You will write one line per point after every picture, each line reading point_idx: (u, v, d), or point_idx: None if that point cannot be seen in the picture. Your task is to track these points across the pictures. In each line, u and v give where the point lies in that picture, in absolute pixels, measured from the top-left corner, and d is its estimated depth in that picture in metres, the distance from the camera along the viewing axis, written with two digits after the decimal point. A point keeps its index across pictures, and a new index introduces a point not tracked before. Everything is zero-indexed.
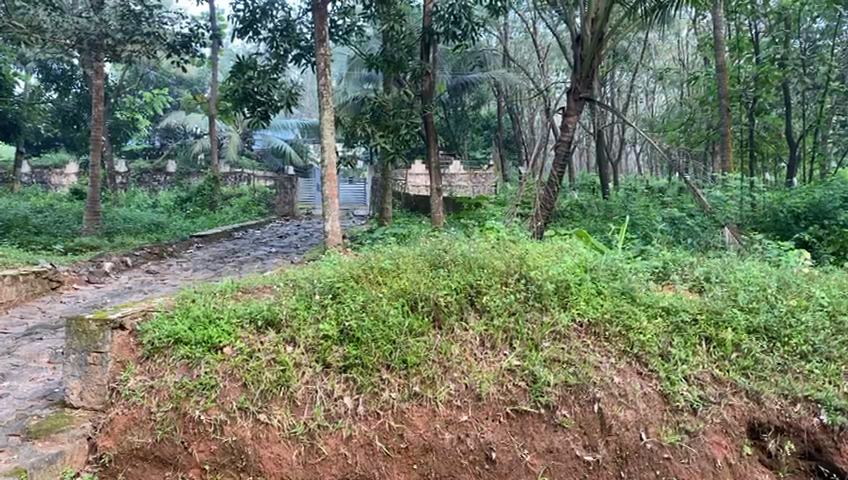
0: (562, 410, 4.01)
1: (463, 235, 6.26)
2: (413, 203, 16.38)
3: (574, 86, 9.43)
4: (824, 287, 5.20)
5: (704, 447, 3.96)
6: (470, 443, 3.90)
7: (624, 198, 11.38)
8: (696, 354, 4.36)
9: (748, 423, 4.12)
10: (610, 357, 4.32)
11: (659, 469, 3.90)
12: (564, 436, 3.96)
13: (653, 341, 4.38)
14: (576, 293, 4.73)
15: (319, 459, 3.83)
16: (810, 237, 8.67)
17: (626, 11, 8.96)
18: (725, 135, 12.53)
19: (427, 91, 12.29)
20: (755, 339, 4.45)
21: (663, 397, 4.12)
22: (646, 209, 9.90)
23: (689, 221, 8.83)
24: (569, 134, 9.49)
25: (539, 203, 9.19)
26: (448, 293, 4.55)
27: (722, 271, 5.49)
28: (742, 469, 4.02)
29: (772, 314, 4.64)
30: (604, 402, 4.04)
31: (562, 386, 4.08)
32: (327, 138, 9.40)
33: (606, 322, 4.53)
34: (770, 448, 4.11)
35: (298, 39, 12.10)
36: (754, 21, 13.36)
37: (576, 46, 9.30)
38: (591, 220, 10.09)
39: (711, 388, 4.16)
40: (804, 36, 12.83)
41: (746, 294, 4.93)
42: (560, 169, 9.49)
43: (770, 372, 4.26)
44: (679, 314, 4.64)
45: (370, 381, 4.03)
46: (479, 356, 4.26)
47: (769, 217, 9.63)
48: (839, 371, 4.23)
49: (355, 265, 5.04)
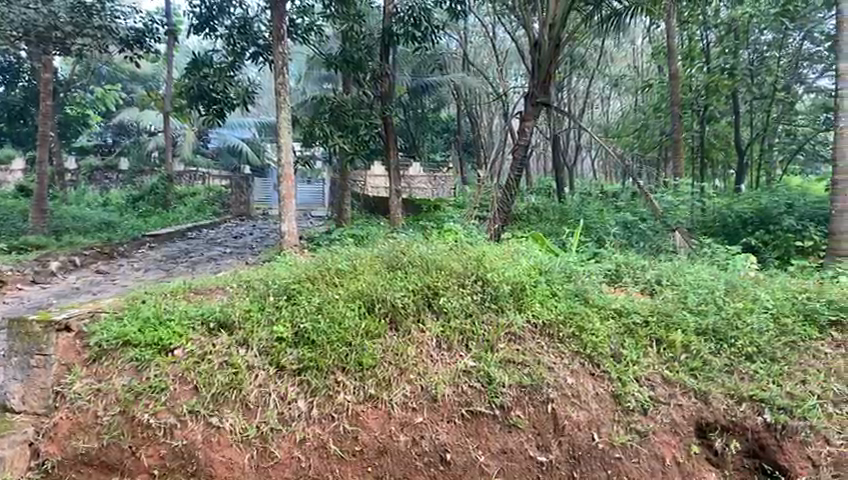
0: (516, 410, 4.05)
1: (420, 237, 6.25)
2: (372, 205, 16.33)
3: (532, 91, 9.51)
4: (769, 290, 5.39)
5: (653, 447, 4.04)
6: (425, 444, 3.90)
7: (579, 202, 11.54)
8: (647, 355, 4.47)
9: (696, 423, 4.22)
10: (564, 358, 4.38)
11: (611, 469, 3.96)
12: (518, 437, 3.99)
13: (605, 342, 4.47)
14: (531, 295, 4.78)
15: (272, 463, 3.76)
16: (756, 242, 8.96)
17: (583, 18, 9.13)
18: (677, 141, 12.84)
19: (386, 93, 12.36)
20: (703, 340, 4.59)
21: (614, 398, 4.20)
22: (600, 213, 10.05)
23: (641, 225, 9.01)
24: (527, 138, 9.56)
25: (496, 206, 9.23)
26: (405, 295, 4.54)
27: (673, 274, 5.62)
28: (690, 468, 4.11)
29: (720, 316, 4.81)
30: (558, 402, 4.10)
31: (517, 387, 4.12)
32: (284, 137, 9.26)
33: (560, 324, 4.60)
34: (716, 447, 4.21)
35: (255, 37, 11.88)
36: (706, 30, 13.77)
37: (534, 51, 9.37)
38: (547, 223, 10.19)
39: (661, 388, 4.27)
40: (752, 48, 12.94)
41: (696, 297, 5.06)
42: (517, 174, 9.56)
43: (717, 373, 4.40)
44: (631, 315, 4.74)
45: (324, 384, 4.00)
46: (435, 357, 4.26)
47: (718, 222, 9.90)
48: (782, 370, 4.42)
49: (311, 267, 4.99)
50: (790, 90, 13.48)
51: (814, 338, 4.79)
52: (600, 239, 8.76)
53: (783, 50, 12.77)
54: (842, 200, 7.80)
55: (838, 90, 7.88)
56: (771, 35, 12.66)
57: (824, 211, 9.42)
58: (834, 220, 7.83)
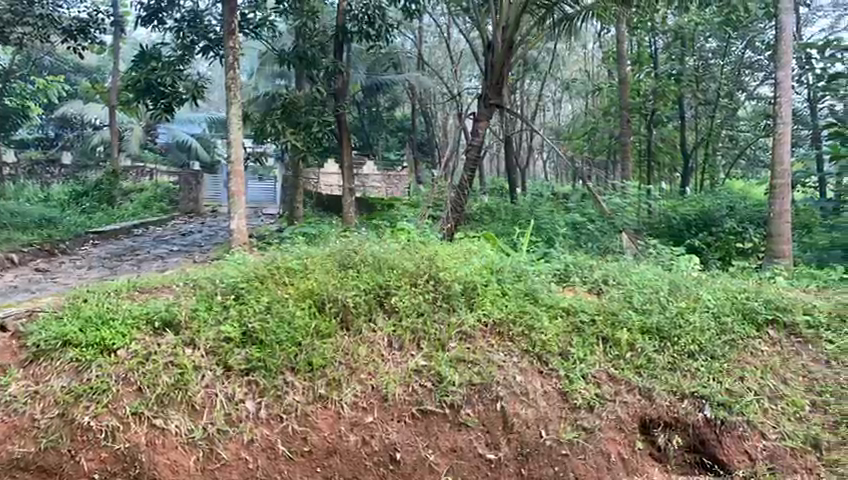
0: (466, 409, 4.08)
1: (373, 236, 6.23)
2: (325, 203, 16.21)
3: (485, 92, 9.56)
4: (710, 289, 5.56)
5: (599, 443, 4.14)
6: (375, 444, 3.88)
7: (531, 203, 11.69)
8: (594, 353, 4.58)
9: (640, 419, 4.34)
10: (513, 356, 4.44)
11: (558, 466, 4.03)
12: (468, 435, 4.02)
13: (554, 341, 4.56)
14: (482, 294, 4.82)
15: (219, 465, 3.68)
16: (700, 243, 9.28)
17: (536, 21, 9.24)
18: (626, 145, 13.16)
19: (340, 90, 12.22)
20: (648, 339, 4.74)
21: (562, 395, 4.30)
22: (550, 214, 10.20)
23: (589, 226, 9.20)
24: (480, 139, 9.62)
25: (450, 205, 9.22)
26: (356, 294, 4.52)
27: (619, 274, 5.75)
28: (634, 463, 4.20)
29: (664, 315, 4.94)
30: (507, 400, 4.15)
31: (468, 385, 4.15)
32: (234, 133, 9.08)
33: (510, 322, 4.65)
34: (659, 442, 4.34)
35: (206, 31, 11.52)
36: (654, 37, 13.87)
37: (488, 53, 9.49)
38: (500, 223, 10.29)
39: (606, 385, 4.40)
40: (698, 55, 13.36)
41: (642, 296, 5.19)
42: (470, 173, 9.62)
43: (661, 370, 4.55)
44: (579, 314, 4.83)
45: (273, 384, 3.96)
46: (386, 357, 4.26)
47: (663, 223, 10.06)
48: (722, 368, 4.62)
49: (261, 266, 4.92)
50: (734, 97, 14.14)
51: (751, 336, 5.03)
52: (550, 239, 8.89)
53: (727, 57, 13.38)
54: (780, 204, 8.13)
55: (776, 98, 8.17)
56: (716, 43, 13.26)
57: (762, 214, 9.82)
58: (772, 222, 8.14)
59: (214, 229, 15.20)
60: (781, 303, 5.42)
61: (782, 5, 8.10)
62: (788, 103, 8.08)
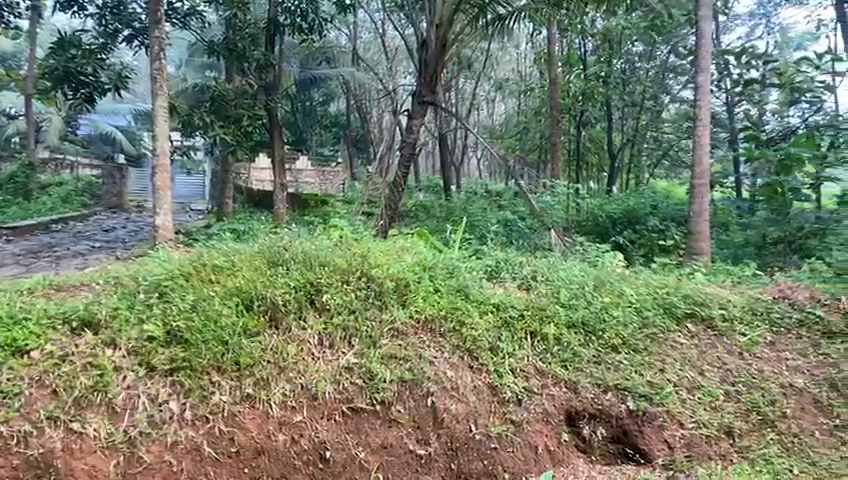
0: (397, 406, 4.09)
1: (304, 233, 6.15)
2: (256, 199, 15.88)
3: (419, 90, 9.57)
4: (633, 285, 5.77)
5: (527, 436, 4.24)
6: (304, 443, 3.84)
7: (464, 201, 11.78)
8: (522, 348, 4.71)
9: (566, 411, 4.50)
10: (444, 352, 4.49)
11: (487, 459, 4.08)
12: (398, 432, 4.03)
13: (484, 336, 4.65)
14: (415, 291, 4.83)
15: (141, 468, 3.51)
16: (625, 240, 9.65)
17: (469, 20, 9.18)
18: (555, 144, 13.48)
19: (272, 84, 12.03)
20: (573, 333, 4.94)
21: (491, 390, 4.39)
22: (483, 211, 10.36)
23: (520, 224, 9.38)
24: (414, 136, 9.64)
25: (384, 202, 9.16)
26: (286, 292, 4.46)
27: (547, 271, 5.89)
28: (560, 454, 4.33)
29: (589, 309, 5.16)
30: (437, 395, 4.19)
31: (399, 382, 4.17)
32: (159, 125, 8.77)
33: (442, 318, 4.70)
34: (584, 434, 4.49)
35: (130, 19, 11.08)
36: (583, 40, 14.43)
37: (421, 51, 9.47)
38: (434, 220, 10.35)
39: (534, 379, 4.54)
40: (624, 58, 14.02)
41: (568, 292, 5.37)
42: (405, 170, 9.61)
43: (585, 363, 4.75)
44: (508, 310, 4.95)
45: (199, 384, 3.83)
46: (316, 355, 4.21)
47: (591, 222, 10.36)
48: (643, 361, 4.87)
49: (186, 264, 4.77)
50: (658, 100, 14.50)
51: (672, 329, 5.29)
52: (482, 236, 8.97)
53: (651, 62, 14.06)
54: (699, 203, 8.51)
55: (696, 102, 8.53)
56: (642, 47, 13.94)
57: (683, 212, 10.25)
58: (692, 220, 8.48)
59: (139, 225, 14.64)
60: (700, 298, 5.69)
61: (702, 12, 8.43)
62: (706, 106, 8.47)
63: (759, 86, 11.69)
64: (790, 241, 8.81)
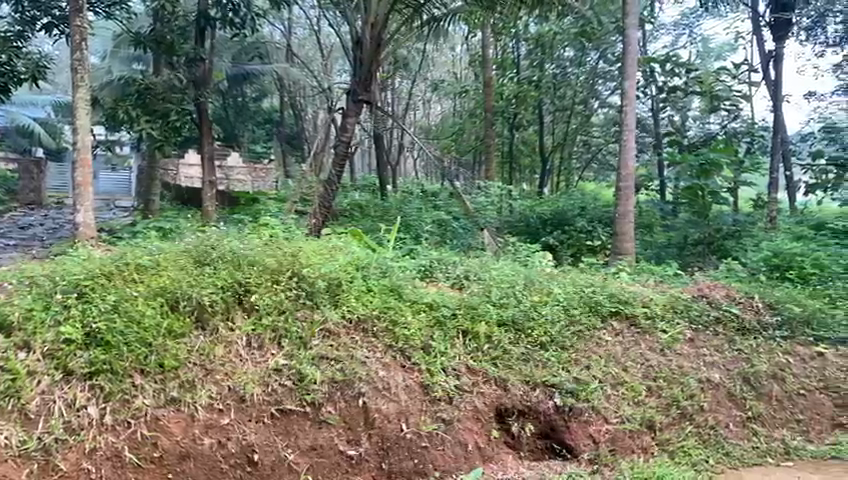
0: (328, 407, 4.06)
1: (233, 231, 6.01)
2: (186, 196, 15.41)
3: (354, 88, 9.48)
4: (562, 284, 5.92)
5: (458, 434, 4.30)
6: (232, 446, 3.75)
7: (399, 200, 11.79)
8: (454, 346, 4.77)
9: (496, 409, 4.60)
10: (376, 352, 4.48)
11: (417, 458, 4.10)
12: (328, 433, 3.99)
13: (416, 335, 4.68)
14: (347, 291, 4.80)
15: (55, 477, 3.36)
16: (555, 240, 9.89)
17: (403, 20, 9.22)
18: (489, 146, 13.64)
19: (201, 79, 11.54)
20: (503, 331, 5.04)
21: (422, 389, 4.42)
22: (418, 211, 10.38)
23: (454, 223, 9.46)
24: (349, 135, 9.56)
25: (318, 201, 9.06)
26: (214, 292, 4.34)
27: (480, 270, 5.96)
28: (490, 452, 4.41)
29: (519, 309, 5.27)
30: (369, 395, 4.18)
31: (329, 382, 4.14)
32: (81, 118, 8.40)
33: (374, 318, 4.69)
34: (513, 430, 4.60)
35: (50, 6, 10.55)
36: (517, 44, 14.64)
37: (355, 49, 9.38)
38: (368, 219, 10.29)
39: (465, 377, 4.60)
40: (556, 63, 14.17)
41: (498, 290, 5.46)
42: (339, 169, 9.53)
43: (514, 361, 4.87)
44: (441, 309, 4.99)
45: (120, 388, 3.69)
46: (244, 357, 4.14)
47: (522, 222, 10.54)
48: (570, 358, 5.03)
49: (108, 262, 4.57)
50: (587, 104, 14.78)
51: (597, 327, 5.46)
52: (416, 235, 8.99)
53: (581, 67, 14.05)
54: (624, 205, 8.78)
55: (622, 107, 8.80)
56: (572, 52, 13.94)
57: (610, 214, 10.56)
58: (617, 221, 8.76)
59: (58, 222, 13.98)
60: (623, 296, 5.87)
61: (628, 20, 8.72)
62: (632, 112, 8.77)
63: (682, 93, 11.94)
64: (709, 242, 9.34)
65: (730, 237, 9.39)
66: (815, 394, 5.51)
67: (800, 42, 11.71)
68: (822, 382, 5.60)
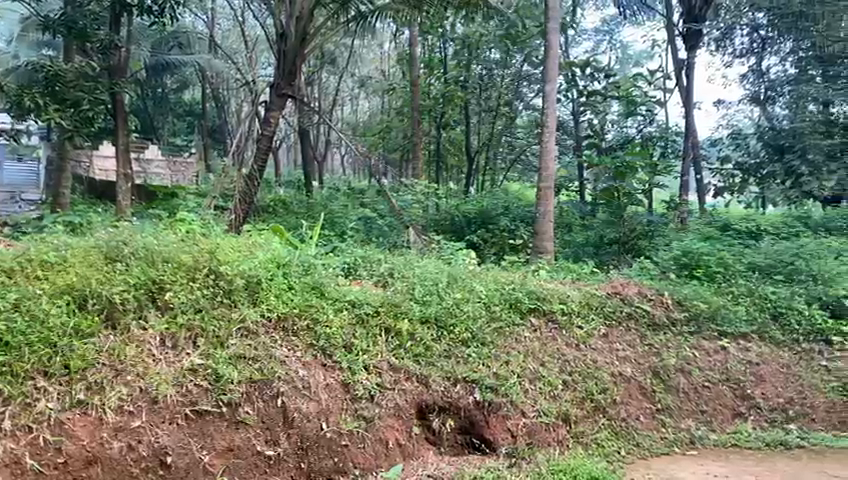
0: (245, 407, 3.98)
1: (147, 226, 5.77)
2: (99, 189, 14.71)
3: (278, 82, 9.29)
4: (484, 282, 5.99)
5: (378, 432, 4.33)
6: (143, 449, 3.61)
7: (325, 196, 11.65)
8: (377, 344, 4.77)
9: (417, 405, 4.64)
10: (296, 351, 4.43)
11: (337, 456, 4.10)
12: (246, 433, 3.92)
13: (338, 334, 4.64)
14: (267, 289, 4.71)
15: None
16: (478, 239, 10.06)
17: (329, 15, 9.15)
18: (416, 144, 13.67)
19: (117, 67, 11.22)
20: (426, 328, 5.07)
21: (344, 387, 4.40)
22: (343, 208, 10.30)
23: (380, 221, 9.42)
24: (272, 129, 9.35)
25: (239, 196, 8.84)
26: (125, 290, 4.17)
27: (403, 268, 5.96)
28: (410, 448, 4.46)
29: (441, 306, 5.32)
30: (288, 395, 4.13)
31: (247, 382, 4.06)
32: None
33: (295, 317, 4.63)
34: (434, 426, 4.66)
35: None
36: (444, 44, 14.72)
37: (279, 42, 9.22)
38: (292, 215, 10.13)
39: (387, 375, 4.62)
40: (484, 65, 14.41)
41: (421, 288, 5.49)
42: (262, 164, 9.31)
43: (436, 357, 4.92)
44: (363, 306, 4.95)
45: (21, 391, 3.50)
46: (158, 357, 3.98)
47: (447, 221, 10.65)
48: (490, 353, 5.14)
49: (8, 258, 4.30)
50: (511, 105, 15.00)
51: (517, 323, 5.60)
52: (341, 232, 8.93)
53: (507, 69, 14.38)
54: (545, 205, 8.99)
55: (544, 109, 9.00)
56: (497, 54, 14.24)
57: (532, 213, 10.79)
58: (538, 220, 8.97)
59: None
60: (542, 293, 6.01)
61: (550, 24, 8.93)
62: (553, 114, 8.99)
63: (600, 97, 12.44)
64: (624, 241, 9.78)
65: (642, 236, 9.81)
66: (719, 386, 5.80)
67: (711, 52, 12.33)
68: (725, 374, 5.90)
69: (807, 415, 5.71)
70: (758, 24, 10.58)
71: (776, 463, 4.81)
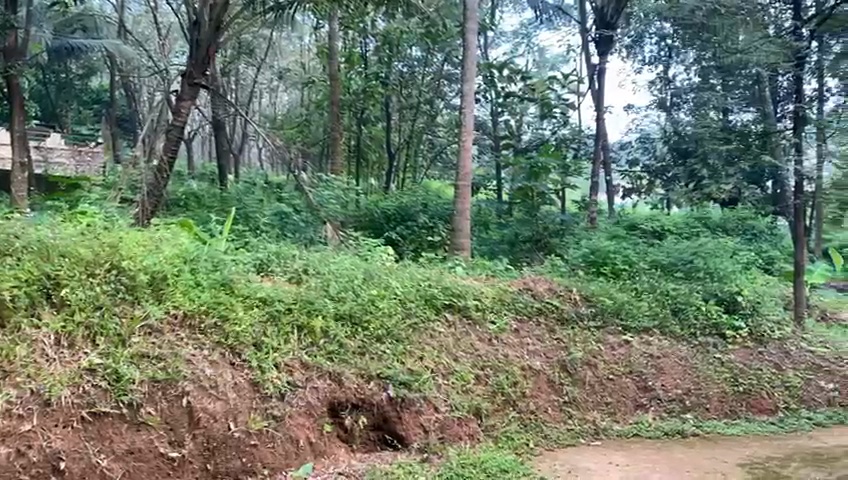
0: (147, 408, 3.82)
1: (44, 218, 5.44)
2: None
3: (189, 70, 8.87)
4: (400, 278, 6.00)
5: (289, 430, 4.25)
6: (33, 455, 3.39)
7: (240, 190, 11.37)
8: (288, 341, 4.70)
9: (329, 403, 4.60)
10: (203, 350, 4.29)
11: (246, 456, 4.01)
12: (147, 435, 3.76)
13: (247, 331, 4.54)
14: (173, 285, 4.54)
15: None
16: (396, 236, 10.10)
17: (246, 4, 8.84)
18: (335, 139, 13.53)
19: (13, 49, 10.49)
20: (340, 325, 5.04)
21: (253, 385, 4.30)
22: (259, 201, 10.04)
23: (295, 216, 9.23)
24: (184, 120, 8.99)
25: (147, 189, 8.48)
26: (15, 286, 3.93)
27: (318, 263, 5.89)
28: (321, 446, 4.40)
29: (356, 302, 5.29)
30: (193, 395, 3.99)
31: (150, 382, 3.90)
32: None
33: (203, 314, 4.48)
34: (347, 424, 4.63)
35: None
36: (365, 39, 14.32)
37: (192, 30, 8.88)
38: (205, 209, 9.80)
39: (298, 373, 4.56)
40: (406, 62, 14.38)
41: (337, 284, 5.44)
42: (171, 155, 8.95)
43: (350, 355, 4.89)
44: (275, 303, 4.86)
45: None
46: (51, 357, 3.78)
47: (366, 217, 10.61)
48: (404, 350, 5.17)
49: None
50: (433, 104, 15.26)
51: (431, 319, 5.66)
52: (255, 227, 8.72)
53: (428, 66, 14.53)
54: (462, 202, 9.08)
55: (462, 108, 9.04)
56: (419, 52, 14.27)
57: (449, 210, 10.91)
58: (456, 218, 9.04)
59: None
60: (457, 289, 6.09)
61: (469, 24, 9.01)
62: (470, 114, 9.10)
63: (518, 99, 12.62)
64: (537, 239, 10.04)
65: (553, 234, 10.10)
66: (623, 379, 6.05)
67: (622, 58, 12.84)
68: (629, 367, 6.15)
69: (701, 405, 6.04)
70: (664, 34, 11.62)
71: (673, 450, 5.08)
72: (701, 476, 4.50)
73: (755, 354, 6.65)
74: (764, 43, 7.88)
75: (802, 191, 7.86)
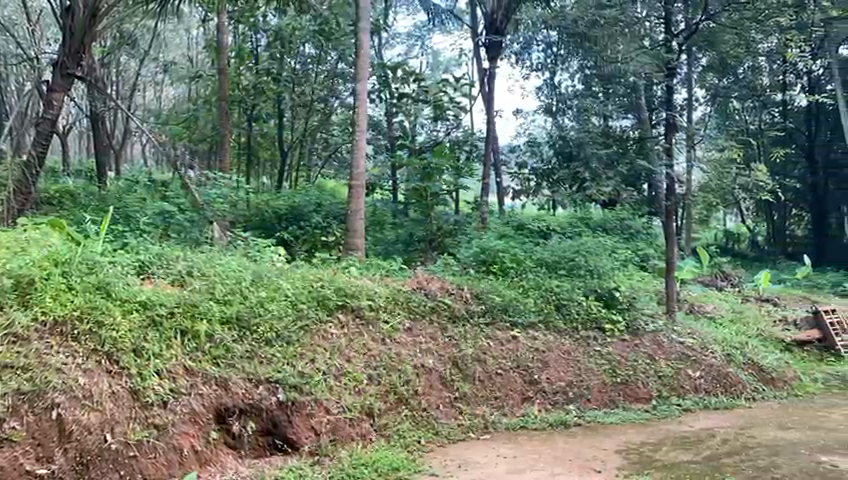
0: (11, 422, 3.58)
1: None
2: None
3: (62, 59, 8.25)
4: (291, 279, 5.87)
5: (171, 439, 4.07)
6: None
7: (121, 187, 10.75)
8: (171, 347, 4.49)
9: (216, 409, 4.44)
10: (77, 357, 4.03)
11: (123, 469, 3.78)
12: (10, 452, 3.51)
13: (127, 337, 4.30)
14: (41, 290, 4.25)
15: None
16: (288, 236, 9.90)
17: None
18: (223, 136, 13.08)
19: None
20: (227, 329, 4.88)
21: (133, 394, 4.09)
22: (140, 200, 9.49)
23: (180, 216, 8.79)
24: (55, 112, 8.33)
25: (13, 186, 7.82)
26: None
27: (205, 265, 5.66)
28: (207, 454, 4.23)
29: (244, 305, 5.13)
30: (65, 406, 3.77)
31: (14, 395, 3.66)
32: None
33: (75, 321, 4.19)
34: (235, 430, 4.49)
35: None
36: (256, 34, 14.17)
37: (65, 17, 8.23)
38: (79, 208, 9.14)
39: (182, 379, 4.38)
40: (297, 58, 14.10)
41: (224, 286, 5.24)
42: (41, 150, 8.27)
43: (238, 359, 4.76)
44: (156, 307, 4.63)
45: None
46: None
47: (257, 216, 10.37)
48: (295, 352, 5.10)
49: None
50: (327, 103, 14.75)
51: (323, 320, 5.60)
52: (137, 226, 8.27)
53: (321, 65, 14.17)
54: (356, 201, 9.01)
55: (357, 108, 8.96)
56: (311, 50, 14.01)
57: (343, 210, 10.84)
58: (349, 217, 8.99)
59: None
60: (350, 289, 6.05)
61: (361, 24, 8.99)
62: (364, 113, 9.06)
63: (411, 100, 12.76)
64: (430, 239, 10.20)
65: (446, 235, 10.29)
66: (510, 373, 6.27)
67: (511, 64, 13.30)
68: (516, 362, 6.37)
69: (582, 396, 6.36)
70: (551, 41, 12.23)
71: (556, 440, 5.32)
72: (583, 464, 4.74)
73: (632, 346, 7.08)
74: (639, 54, 8.55)
75: (673, 194, 8.44)
